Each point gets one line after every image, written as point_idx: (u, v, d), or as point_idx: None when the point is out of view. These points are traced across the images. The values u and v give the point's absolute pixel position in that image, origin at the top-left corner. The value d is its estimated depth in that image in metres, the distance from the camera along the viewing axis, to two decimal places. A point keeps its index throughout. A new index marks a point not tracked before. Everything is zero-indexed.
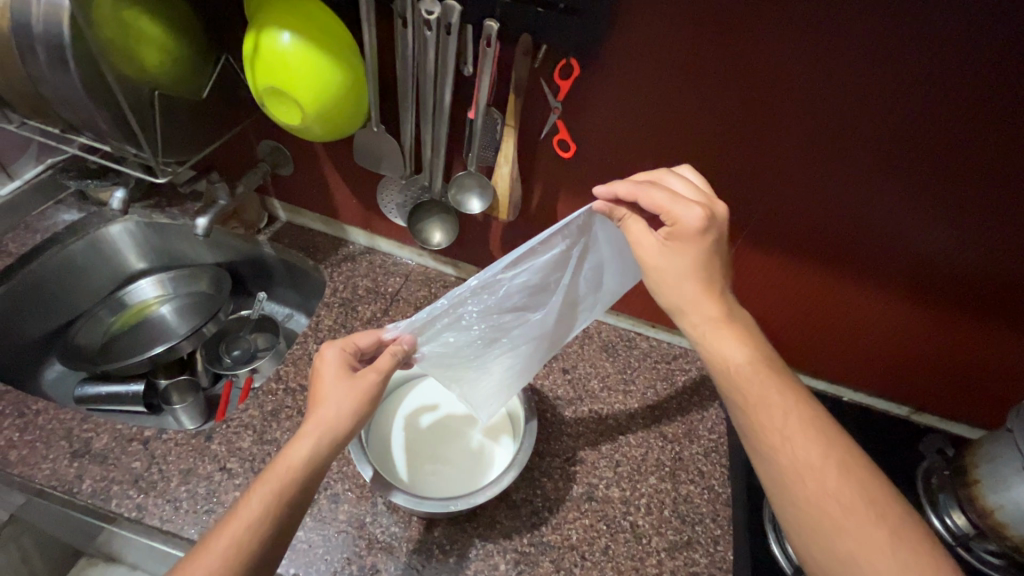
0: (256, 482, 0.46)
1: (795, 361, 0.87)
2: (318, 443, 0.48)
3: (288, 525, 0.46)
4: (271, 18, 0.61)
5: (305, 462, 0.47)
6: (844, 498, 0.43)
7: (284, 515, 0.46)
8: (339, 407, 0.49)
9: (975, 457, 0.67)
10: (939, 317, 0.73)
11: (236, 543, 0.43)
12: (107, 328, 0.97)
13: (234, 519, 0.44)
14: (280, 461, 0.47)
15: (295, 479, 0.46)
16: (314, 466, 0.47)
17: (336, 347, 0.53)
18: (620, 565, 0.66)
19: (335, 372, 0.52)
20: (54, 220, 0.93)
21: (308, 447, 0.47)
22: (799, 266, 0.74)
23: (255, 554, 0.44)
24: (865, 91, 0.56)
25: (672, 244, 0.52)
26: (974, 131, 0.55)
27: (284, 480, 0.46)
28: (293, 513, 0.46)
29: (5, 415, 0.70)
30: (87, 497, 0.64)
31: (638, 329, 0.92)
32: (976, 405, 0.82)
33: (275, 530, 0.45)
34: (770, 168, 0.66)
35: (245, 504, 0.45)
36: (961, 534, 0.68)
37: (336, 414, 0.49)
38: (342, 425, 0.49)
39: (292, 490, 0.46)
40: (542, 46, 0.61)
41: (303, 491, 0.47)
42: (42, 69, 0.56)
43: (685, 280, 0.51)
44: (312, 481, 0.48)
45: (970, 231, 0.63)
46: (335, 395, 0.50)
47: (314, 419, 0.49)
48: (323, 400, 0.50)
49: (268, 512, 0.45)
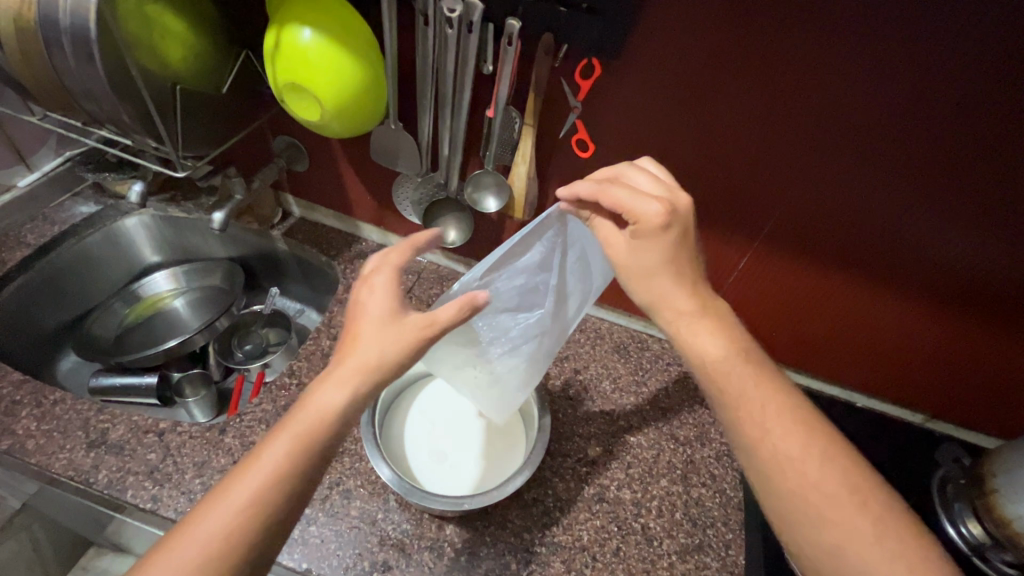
0: (278, 428, 0.44)
1: (809, 365, 0.86)
2: (358, 389, 0.46)
3: (316, 473, 0.44)
4: (293, 15, 0.61)
5: (334, 409, 0.45)
6: (866, 503, 0.43)
7: (315, 464, 0.44)
8: (378, 352, 0.47)
9: (993, 466, 0.66)
10: (956, 324, 0.72)
11: (255, 495, 0.41)
12: (121, 321, 0.98)
13: (253, 467, 0.42)
14: (313, 406, 0.45)
15: (323, 427, 0.44)
16: (343, 415, 0.45)
17: (385, 273, 0.51)
18: (631, 567, 0.66)
19: (381, 305, 0.49)
20: (72, 212, 0.94)
21: (346, 395, 0.46)
22: (818, 271, 0.74)
23: (277, 508, 0.42)
24: (890, 93, 0.55)
25: (638, 242, 0.50)
26: (1001, 136, 0.55)
27: (312, 427, 0.44)
28: (321, 462, 0.44)
29: (23, 404, 0.70)
30: (103, 487, 0.65)
31: (649, 330, 0.91)
32: (992, 413, 0.81)
33: (304, 478, 0.43)
34: (790, 172, 0.65)
35: (265, 452, 0.43)
36: (976, 543, 0.67)
37: (377, 359, 0.47)
38: (380, 372, 0.47)
39: (325, 439, 0.44)
40: (563, 46, 0.61)
41: (335, 441, 0.45)
42: (66, 62, 0.56)
43: (655, 275, 0.50)
44: (341, 431, 0.46)
45: (992, 238, 0.62)
46: (377, 334, 0.48)
47: (351, 362, 0.47)
48: (363, 340, 0.48)
49: (291, 461, 0.43)
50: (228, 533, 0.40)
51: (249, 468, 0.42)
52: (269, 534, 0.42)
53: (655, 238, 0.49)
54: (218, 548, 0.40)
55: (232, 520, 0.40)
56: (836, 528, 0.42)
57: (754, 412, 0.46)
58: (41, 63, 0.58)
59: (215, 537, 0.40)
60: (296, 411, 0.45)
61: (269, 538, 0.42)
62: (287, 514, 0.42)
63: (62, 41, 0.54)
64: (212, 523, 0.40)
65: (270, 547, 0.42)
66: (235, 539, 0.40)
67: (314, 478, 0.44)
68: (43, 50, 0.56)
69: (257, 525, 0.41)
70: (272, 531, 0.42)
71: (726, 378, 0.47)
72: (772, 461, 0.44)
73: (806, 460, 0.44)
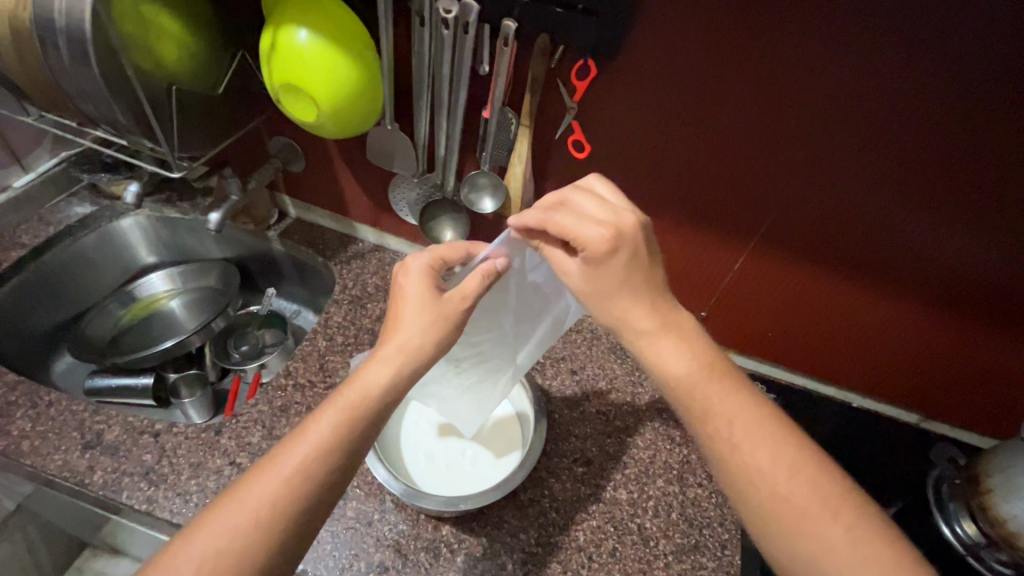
0: (328, 401, 0.46)
1: (805, 366, 0.86)
2: (398, 369, 0.48)
3: (359, 448, 0.45)
4: (290, 16, 0.61)
5: (382, 387, 0.47)
6: (849, 504, 0.43)
7: (356, 439, 0.45)
8: (420, 332, 0.50)
9: (988, 465, 0.66)
10: (951, 323, 0.72)
11: (305, 462, 0.42)
12: (116, 321, 0.97)
13: (304, 436, 0.44)
14: (355, 383, 0.47)
15: (372, 403, 0.46)
16: (389, 394, 0.48)
17: (423, 260, 0.55)
18: (627, 567, 0.66)
19: (421, 287, 0.52)
20: (68, 213, 0.94)
21: (387, 372, 0.48)
22: (813, 270, 0.74)
23: (325, 478, 0.43)
24: (885, 94, 0.56)
25: (591, 267, 0.50)
26: (995, 136, 0.55)
27: (360, 402, 0.46)
28: (362, 439, 0.45)
29: (18, 405, 0.70)
30: (99, 488, 0.64)
31: None
32: (986, 412, 0.81)
33: (345, 452, 0.44)
34: (785, 172, 0.65)
35: (315, 422, 0.44)
36: (972, 543, 0.67)
37: (419, 340, 0.50)
38: (420, 353, 0.50)
39: (364, 414, 0.46)
40: (559, 46, 0.61)
41: (374, 418, 0.46)
42: (61, 62, 0.56)
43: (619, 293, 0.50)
44: (386, 410, 0.47)
45: (985, 238, 0.63)
46: (417, 316, 0.51)
47: (396, 340, 0.50)
48: (406, 321, 0.50)
49: (341, 432, 0.44)
50: (279, 498, 0.41)
51: (300, 436, 0.44)
52: (316, 504, 0.42)
53: (606, 263, 0.49)
54: (268, 513, 0.40)
55: (283, 486, 0.41)
56: (814, 535, 0.41)
57: (721, 421, 0.46)
58: (36, 64, 0.57)
59: (266, 501, 0.40)
60: (347, 385, 0.47)
61: (315, 510, 0.42)
62: (334, 486, 0.43)
63: (57, 41, 0.54)
64: (263, 487, 0.41)
65: (315, 520, 0.43)
66: (285, 504, 0.41)
67: (360, 452, 0.45)
68: (37, 50, 0.56)
69: (306, 493, 0.42)
70: (318, 502, 0.42)
71: (701, 385, 0.47)
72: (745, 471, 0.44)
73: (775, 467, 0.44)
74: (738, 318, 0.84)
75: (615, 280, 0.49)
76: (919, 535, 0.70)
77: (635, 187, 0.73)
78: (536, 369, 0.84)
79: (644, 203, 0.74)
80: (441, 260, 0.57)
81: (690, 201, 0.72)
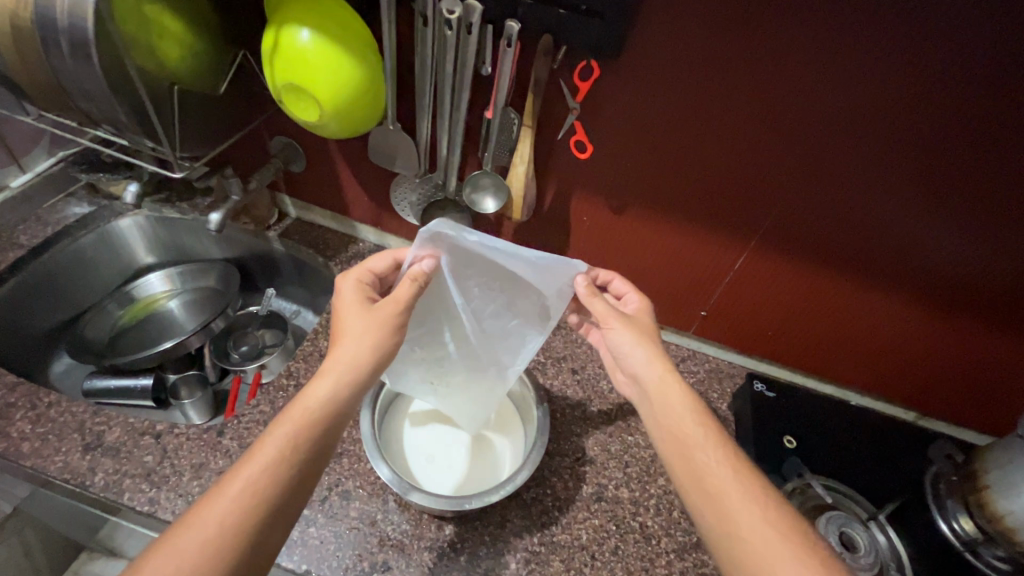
0: (273, 424, 0.47)
1: (802, 364, 0.87)
2: (339, 383, 0.50)
3: (309, 463, 0.47)
4: (292, 16, 0.61)
5: (324, 401, 0.49)
6: None
7: (304, 455, 0.46)
8: (358, 342, 0.52)
9: (985, 462, 0.66)
10: (946, 322, 0.73)
11: (253, 483, 0.44)
12: (114, 323, 0.97)
13: (250, 458, 0.45)
14: (297, 404, 0.48)
15: (317, 418, 0.48)
16: (334, 404, 0.49)
17: (352, 277, 0.59)
18: (630, 565, 0.67)
19: (353, 302, 0.56)
20: (66, 213, 0.93)
21: (328, 387, 0.49)
22: (810, 269, 0.75)
23: (274, 495, 0.44)
24: (883, 98, 0.56)
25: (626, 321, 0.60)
26: (990, 139, 0.56)
27: (306, 418, 0.48)
28: (313, 454, 0.47)
29: (17, 407, 0.69)
30: (99, 490, 0.64)
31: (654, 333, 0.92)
32: (981, 410, 0.82)
33: (295, 469, 0.46)
34: (784, 173, 0.66)
35: (261, 444, 0.46)
36: (969, 539, 0.67)
37: (357, 350, 0.51)
38: (360, 363, 0.51)
39: (311, 430, 0.47)
40: (562, 47, 0.61)
41: (323, 434, 0.48)
42: (62, 62, 0.55)
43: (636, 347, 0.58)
44: (333, 422, 0.49)
45: (979, 238, 0.64)
46: (354, 330, 0.53)
47: (336, 355, 0.51)
48: (346, 335, 0.52)
49: (287, 450, 0.46)
50: (228, 520, 0.42)
51: (247, 459, 0.45)
52: (267, 522, 0.43)
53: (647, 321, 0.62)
54: (216, 535, 0.41)
55: (231, 508, 0.42)
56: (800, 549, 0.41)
57: (686, 435, 0.52)
58: (38, 63, 0.57)
59: (215, 524, 0.42)
60: (293, 405, 0.48)
61: (267, 527, 0.43)
62: (283, 504, 0.45)
63: (58, 41, 0.54)
64: (212, 511, 0.42)
65: (269, 537, 0.44)
66: (234, 525, 0.42)
67: (310, 469, 0.47)
68: (39, 49, 0.55)
69: (256, 512, 0.43)
70: (271, 519, 0.44)
71: None
72: (707, 484, 0.49)
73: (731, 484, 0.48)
74: (738, 318, 0.85)
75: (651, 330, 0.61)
76: (919, 526, 0.70)
77: (636, 186, 0.73)
78: (537, 369, 0.85)
79: (645, 203, 0.75)
80: (371, 274, 0.61)
81: (691, 202, 0.73)
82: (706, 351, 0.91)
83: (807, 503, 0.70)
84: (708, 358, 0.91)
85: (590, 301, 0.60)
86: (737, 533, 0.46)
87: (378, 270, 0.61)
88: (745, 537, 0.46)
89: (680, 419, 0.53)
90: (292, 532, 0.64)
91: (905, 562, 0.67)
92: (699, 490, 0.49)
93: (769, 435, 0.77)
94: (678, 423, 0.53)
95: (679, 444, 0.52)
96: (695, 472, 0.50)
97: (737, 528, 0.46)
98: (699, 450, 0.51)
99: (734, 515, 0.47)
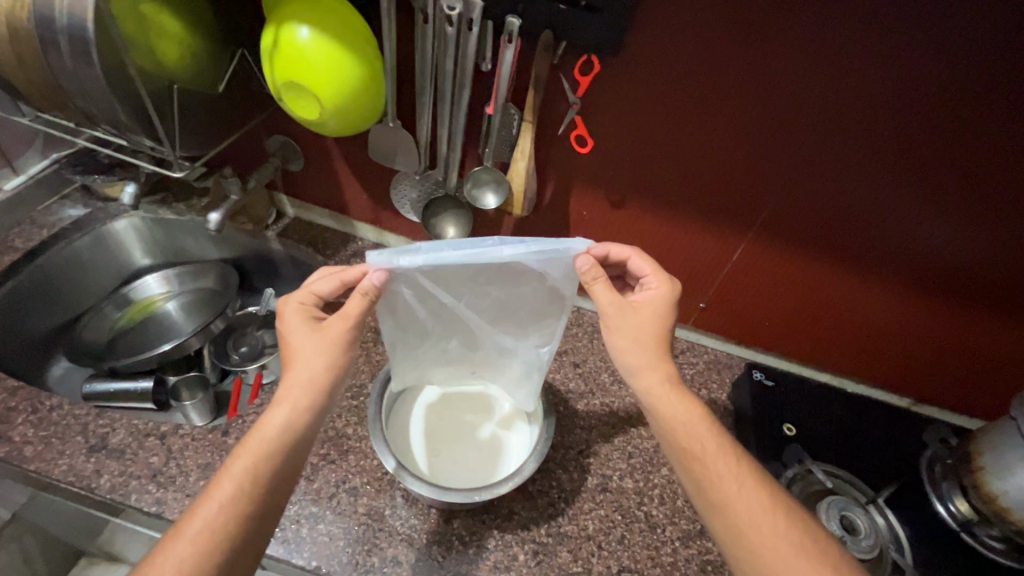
0: (231, 457, 0.50)
1: (800, 353, 0.89)
2: (296, 408, 0.52)
3: (271, 491, 0.49)
4: (290, 13, 0.61)
5: (278, 431, 0.51)
6: None
7: (265, 484, 0.49)
8: (310, 365, 0.54)
9: (979, 445, 0.67)
10: (938, 308, 0.75)
11: (210, 523, 0.46)
12: (112, 324, 0.99)
13: (207, 498, 0.47)
14: (256, 433, 0.51)
15: (272, 448, 0.50)
16: (293, 430, 0.52)
17: (294, 301, 0.58)
18: (636, 554, 0.67)
19: (300, 327, 0.56)
20: (60, 216, 0.92)
21: (284, 414, 0.52)
22: (805, 259, 0.76)
23: (234, 531, 0.47)
24: (877, 89, 0.57)
25: (628, 310, 0.57)
26: (982, 128, 0.57)
27: (261, 451, 0.50)
28: (275, 480, 0.50)
29: (18, 411, 0.68)
30: (106, 492, 0.64)
31: (684, 334, 0.92)
32: (976, 394, 0.84)
33: (256, 498, 0.48)
34: (780, 164, 0.67)
35: (218, 482, 0.48)
36: (964, 519, 0.69)
37: (309, 373, 0.53)
38: (313, 387, 0.53)
39: (270, 457, 0.50)
40: (562, 43, 0.61)
41: (283, 458, 0.50)
42: (60, 61, 0.55)
43: (631, 349, 0.56)
44: (293, 447, 0.51)
45: (969, 226, 0.65)
46: (307, 351, 0.54)
47: (290, 383, 0.53)
48: (297, 358, 0.54)
49: (244, 483, 0.48)
50: (186, 564, 0.44)
51: (205, 499, 0.47)
52: (228, 557, 0.46)
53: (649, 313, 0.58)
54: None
55: (190, 551, 0.45)
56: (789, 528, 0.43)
57: (698, 449, 0.52)
58: (35, 62, 0.56)
59: (174, 568, 0.44)
60: (248, 439, 0.50)
61: (229, 562, 0.46)
62: (243, 538, 0.47)
63: (58, 41, 0.53)
64: (172, 555, 0.44)
65: (234, 568, 0.46)
66: (195, 564, 0.44)
67: (270, 501, 0.49)
68: (37, 48, 0.54)
69: (218, 550, 0.46)
70: (232, 554, 0.46)
71: None
72: (722, 494, 0.50)
73: (748, 492, 0.50)
74: (736, 310, 0.86)
75: (651, 333, 0.56)
76: (916, 511, 0.72)
77: (635, 179, 0.74)
78: None
79: (643, 196, 0.76)
80: (315, 296, 0.59)
81: (689, 194, 0.74)
82: (705, 343, 0.92)
83: (809, 488, 0.71)
84: (707, 349, 0.92)
85: (595, 290, 0.56)
86: (752, 537, 0.48)
87: (322, 292, 0.59)
88: (753, 528, 0.48)
89: (684, 433, 0.53)
90: (301, 529, 0.64)
91: (904, 543, 0.68)
92: (710, 499, 0.51)
93: (770, 424, 0.78)
94: (691, 435, 0.53)
95: (691, 457, 0.52)
96: (713, 482, 0.51)
97: (761, 536, 0.48)
98: (714, 463, 0.51)
99: (749, 526, 0.48)
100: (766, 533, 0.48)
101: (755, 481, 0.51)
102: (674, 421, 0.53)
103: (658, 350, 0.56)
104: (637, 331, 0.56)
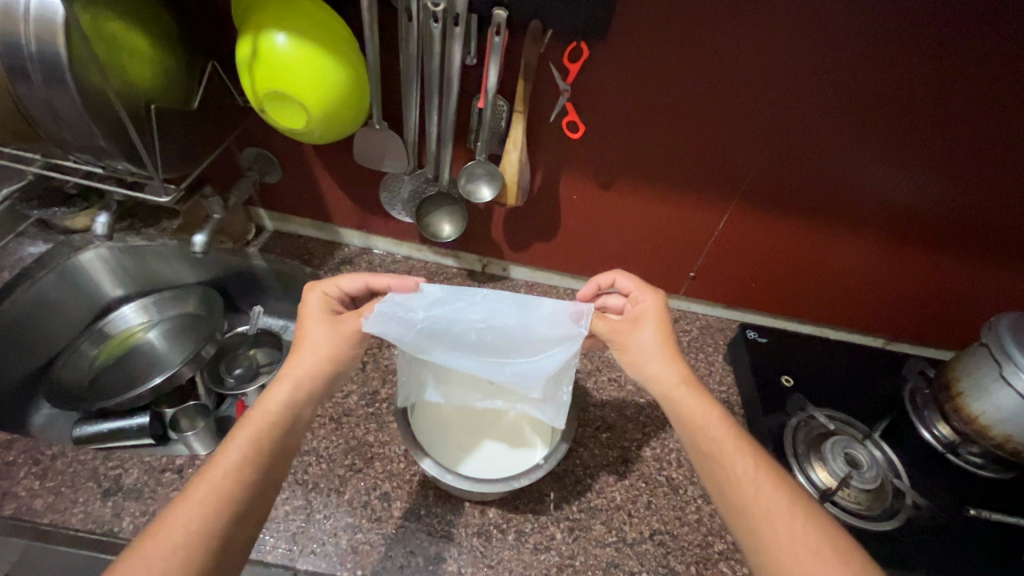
0: (236, 428, 0.50)
1: (785, 311, 0.95)
2: (296, 387, 0.54)
3: (274, 464, 0.49)
4: (265, 21, 0.59)
5: (282, 405, 0.52)
6: None
7: (270, 455, 0.49)
8: (318, 350, 0.56)
9: (958, 372, 0.75)
10: (905, 254, 0.81)
11: (217, 487, 0.45)
12: (91, 363, 0.93)
13: (214, 466, 0.46)
14: (258, 410, 0.51)
15: (277, 421, 0.51)
16: (293, 407, 0.53)
17: (319, 291, 0.61)
18: (665, 516, 0.71)
19: (319, 316, 0.59)
20: (20, 255, 0.86)
21: (286, 392, 0.53)
22: (788, 221, 0.80)
23: (244, 496, 0.46)
24: (843, 56, 0.61)
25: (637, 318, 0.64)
26: (937, 85, 0.62)
27: (265, 424, 0.50)
28: (278, 453, 0.49)
29: (19, 465, 0.65)
30: (130, 534, 0.61)
31: (673, 303, 0.97)
32: (942, 329, 0.93)
33: (260, 468, 0.47)
34: (759, 135, 0.70)
35: (225, 451, 0.47)
36: (948, 441, 0.77)
37: (315, 356, 0.56)
38: (316, 369, 0.55)
39: (277, 429, 0.50)
40: (547, 30, 0.62)
41: (282, 433, 0.51)
42: (26, 90, 0.51)
43: (653, 355, 0.60)
44: (293, 425, 0.52)
45: (929, 176, 0.71)
46: (319, 335, 0.57)
47: (296, 360, 0.55)
48: (307, 343, 0.57)
49: (251, 453, 0.48)
50: (191, 523, 0.43)
51: (212, 466, 0.46)
52: (236, 523, 0.45)
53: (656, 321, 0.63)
54: (186, 539, 0.42)
55: (197, 513, 0.43)
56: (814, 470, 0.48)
57: (719, 450, 0.53)
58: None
59: (183, 527, 0.42)
60: (252, 414, 0.51)
61: (235, 528, 0.45)
62: (251, 502, 0.46)
63: (26, 69, 0.50)
64: (179, 514, 0.43)
65: (237, 536, 0.45)
66: (201, 525, 0.43)
67: (273, 471, 0.48)
68: (2, 79, 0.51)
69: (221, 516, 0.44)
70: (237, 523, 0.45)
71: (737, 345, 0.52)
72: (742, 496, 0.50)
73: (764, 490, 0.50)
74: (725, 276, 0.91)
75: (662, 332, 0.61)
76: (907, 439, 0.78)
77: (623, 160, 0.76)
78: None
79: (633, 175, 0.78)
80: (341, 294, 0.63)
81: (673, 171, 0.76)
82: (696, 310, 0.97)
83: (812, 432, 0.76)
84: (698, 316, 0.96)
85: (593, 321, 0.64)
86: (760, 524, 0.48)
87: (348, 291, 0.63)
88: (756, 505, 0.49)
89: (707, 433, 0.54)
90: (341, 542, 0.64)
91: (900, 470, 0.75)
92: (731, 496, 0.51)
93: (771, 378, 0.82)
94: (710, 436, 0.54)
95: (713, 462, 0.53)
96: (734, 482, 0.51)
97: (772, 527, 0.47)
98: (734, 465, 0.52)
99: (775, 489, 0.50)
100: (769, 505, 0.49)
101: (766, 475, 0.51)
102: (693, 410, 0.56)
103: (671, 348, 0.60)
104: (643, 335, 0.61)
